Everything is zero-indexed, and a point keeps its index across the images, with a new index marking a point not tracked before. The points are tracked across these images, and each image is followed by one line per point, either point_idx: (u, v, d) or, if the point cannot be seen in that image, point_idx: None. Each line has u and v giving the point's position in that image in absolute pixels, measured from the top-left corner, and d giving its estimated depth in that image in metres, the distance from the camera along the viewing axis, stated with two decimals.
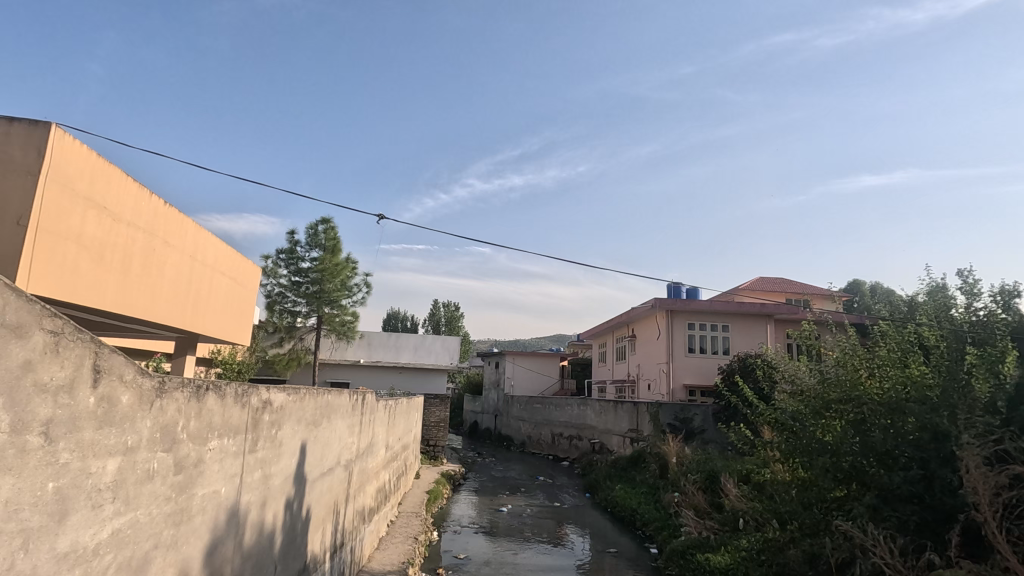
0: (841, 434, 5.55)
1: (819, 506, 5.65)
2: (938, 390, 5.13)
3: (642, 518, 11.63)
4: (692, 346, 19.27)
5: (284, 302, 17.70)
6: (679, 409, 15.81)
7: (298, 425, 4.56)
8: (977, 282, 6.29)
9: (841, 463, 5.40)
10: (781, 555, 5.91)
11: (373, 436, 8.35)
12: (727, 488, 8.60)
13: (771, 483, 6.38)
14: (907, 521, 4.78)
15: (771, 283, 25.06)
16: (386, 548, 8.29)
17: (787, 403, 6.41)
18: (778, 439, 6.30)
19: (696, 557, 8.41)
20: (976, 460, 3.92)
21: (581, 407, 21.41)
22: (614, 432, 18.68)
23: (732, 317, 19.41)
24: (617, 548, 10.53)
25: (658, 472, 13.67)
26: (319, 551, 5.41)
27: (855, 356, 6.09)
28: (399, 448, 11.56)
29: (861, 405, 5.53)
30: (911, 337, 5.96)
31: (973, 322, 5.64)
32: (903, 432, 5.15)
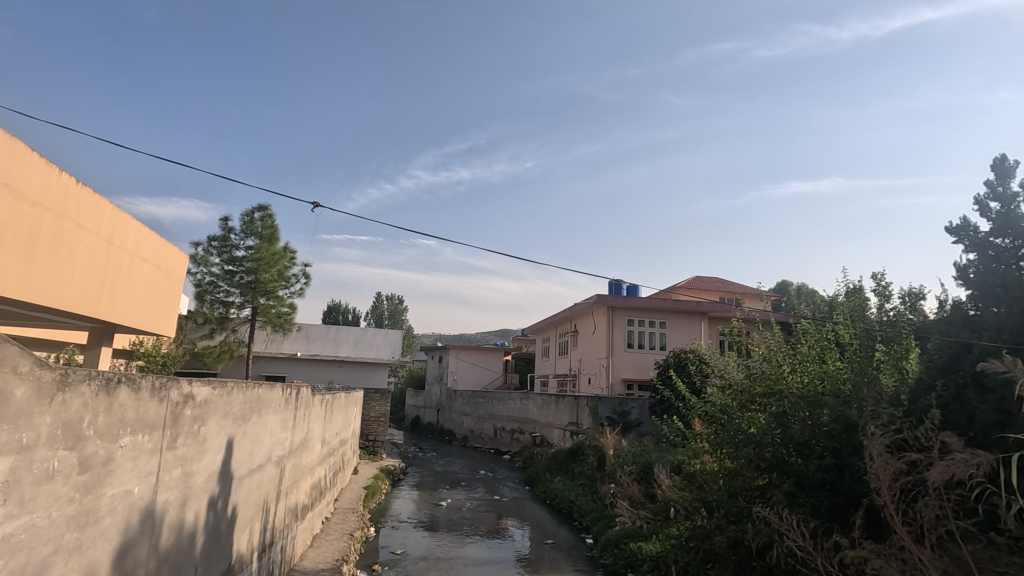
0: (764, 425, 5.87)
1: (743, 494, 5.97)
2: (850, 383, 5.52)
3: (579, 510, 11.91)
4: (631, 341, 19.86)
5: (215, 292, 16.82)
6: (618, 403, 16.25)
7: (224, 420, 4.35)
8: (889, 285, 6.82)
9: (763, 453, 5.72)
10: (707, 541, 6.32)
11: (308, 431, 8.07)
12: (660, 479, 8.96)
13: (700, 473, 6.69)
14: (820, 506, 5.09)
15: (707, 283, 26.11)
16: (319, 546, 8.07)
17: (717, 396, 6.71)
18: (708, 432, 6.60)
19: (629, 546, 8.66)
20: (879, 448, 4.21)
21: (523, 401, 21.61)
22: (554, 426, 18.98)
23: (670, 314, 20.09)
24: (554, 539, 10.70)
25: (595, 464, 14.04)
26: (246, 550, 5.19)
27: (779, 353, 6.48)
28: (336, 443, 11.29)
29: (782, 398, 5.87)
30: (829, 335, 6.37)
31: (885, 322, 6.14)
32: (819, 423, 5.51)
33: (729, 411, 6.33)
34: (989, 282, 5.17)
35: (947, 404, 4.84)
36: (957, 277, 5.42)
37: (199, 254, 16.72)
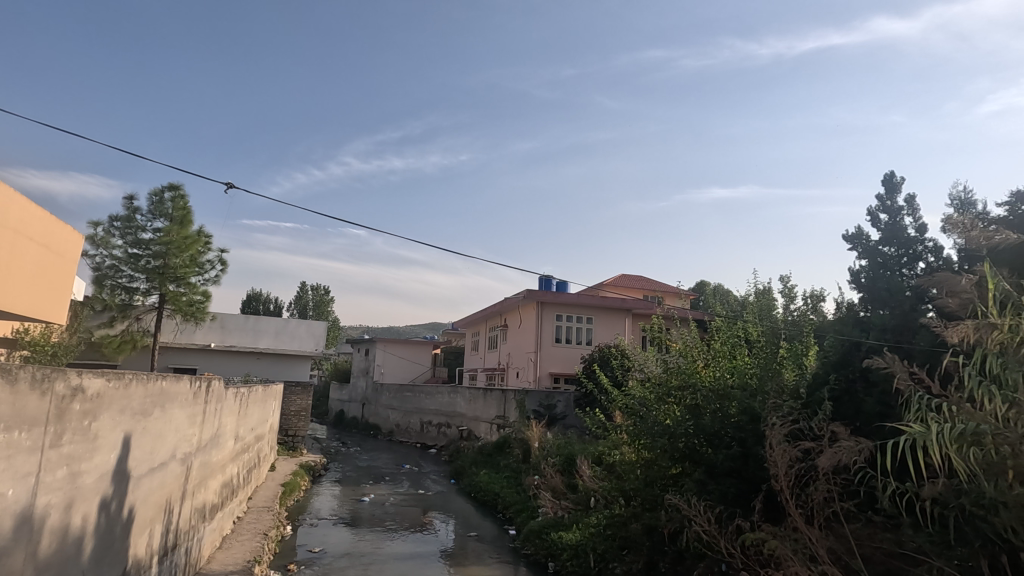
0: (678, 417, 6.18)
1: (658, 483, 6.27)
2: (756, 377, 5.91)
3: (504, 502, 12.06)
4: (559, 336, 20.27)
5: (117, 276, 15.47)
6: (544, 396, 16.54)
7: (121, 415, 4.01)
8: (794, 287, 7.37)
9: (676, 444, 6.03)
10: (625, 528, 6.57)
11: (220, 426, 7.61)
12: (581, 470, 9.26)
13: (619, 463, 6.93)
14: (726, 493, 5.43)
15: (631, 281, 27.04)
16: (229, 547, 7.67)
17: (637, 389, 6.98)
18: (627, 424, 6.85)
19: (550, 536, 8.84)
20: (778, 437, 4.54)
21: (451, 395, 21.50)
22: (482, 419, 19.09)
23: (597, 310, 20.62)
24: (478, 531, 10.75)
25: (521, 457, 14.25)
26: (145, 554, 4.82)
27: (695, 349, 6.82)
28: (251, 439, 10.73)
29: (696, 391, 6.19)
30: (739, 333, 6.78)
31: (789, 321, 6.66)
32: (727, 415, 5.86)
33: (648, 403, 6.61)
34: (878, 287, 5.79)
35: (838, 397, 5.32)
36: (851, 281, 6.01)
37: (98, 234, 15.29)
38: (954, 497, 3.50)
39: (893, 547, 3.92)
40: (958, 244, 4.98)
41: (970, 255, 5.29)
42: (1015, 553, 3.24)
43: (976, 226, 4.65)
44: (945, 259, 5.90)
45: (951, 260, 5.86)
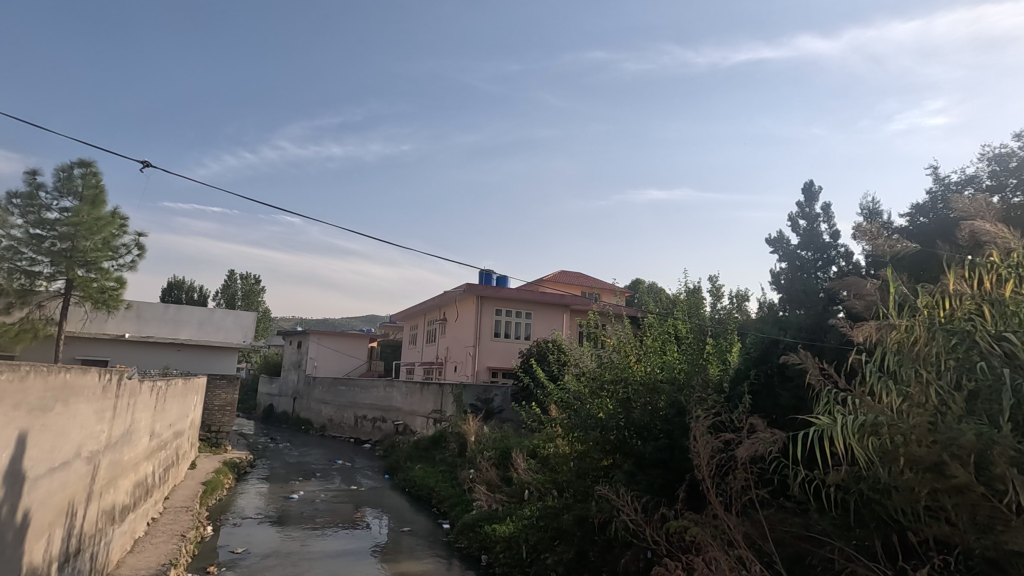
0: (610, 410, 6.35)
1: (589, 474, 6.43)
2: (683, 371, 6.17)
3: (438, 496, 12.00)
4: (498, 331, 20.34)
5: (16, 259, 14.10)
6: (482, 391, 16.56)
7: (14, 411, 3.66)
8: (721, 287, 7.76)
9: (608, 436, 6.21)
10: (556, 519, 6.68)
11: (133, 422, 7.10)
12: (517, 463, 9.35)
13: (553, 456, 7.04)
14: (653, 483, 5.65)
15: (570, 277, 27.50)
16: (142, 550, 7.19)
17: (572, 383, 7.12)
18: (561, 417, 6.97)
19: (484, 529, 8.89)
20: (702, 429, 4.75)
21: (387, 389, 21.12)
22: (418, 413, 18.89)
23: (536, 306, 20.79)
24: (411, 526, 10.64)
25: (456, 451, 14.21)
26: (41, 563, 4.43)
27: (628, 344, 7.01)
28: (169, 435, 10.08)
29: (627, 385, 6.37)
30: (670, 329, 7.05)
31: (715, 319, 7.00)
32: (656, 408, 6.09)
33: (582, 397, 6.75)
34: (796, 288, 6.25)
35: (757, 391, 5.65)
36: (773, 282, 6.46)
37: None
38: (854, 482, 3.82)
39: (801, 530, 4.22)
40: (866, 251, 5.41)
41: (876, 260, 5.76)
42: (904, 533, 3.57)
43: (881, 235, 5.05)
44: (854, 264, 6.41)
45: (860, 264, 6.36)
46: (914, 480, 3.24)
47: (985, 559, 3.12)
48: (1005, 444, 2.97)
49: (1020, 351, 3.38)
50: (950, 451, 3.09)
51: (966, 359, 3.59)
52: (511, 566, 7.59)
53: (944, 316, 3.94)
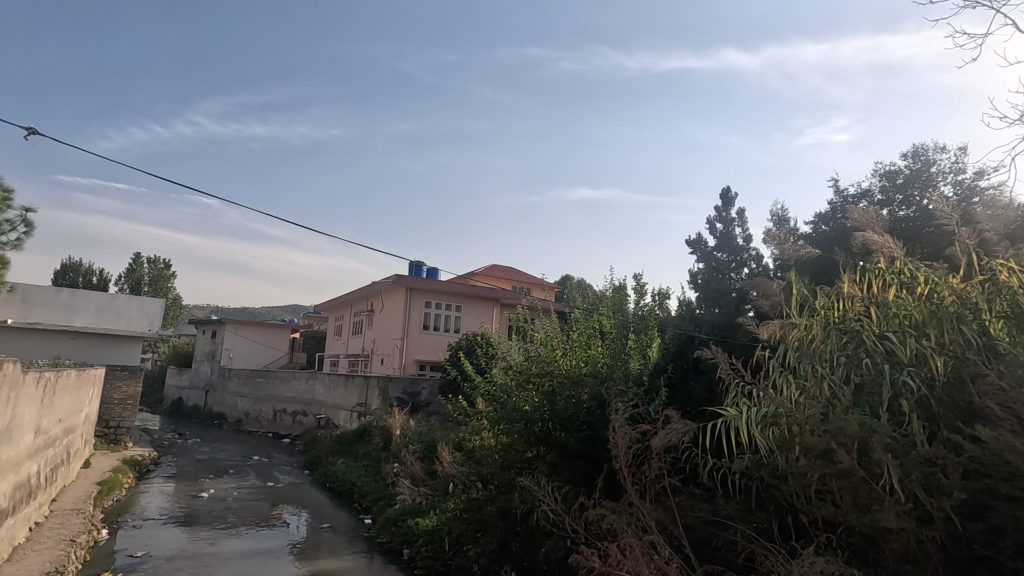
0: (535, 403, 6.45)
1: (514, 466, 6.52)
2: (606, 366, 6.37)
3: (360, 491, 11.74)
4: (426, 323, 20.12)
5: None
6: (409, 383, 16.34)
7: None
8: (644, 284, 8.08)
9: (532, 428, 6.32)
10: (480, 511, 6.70)
11: (12, 418, 6.40)
12: (442, 456, 9.29)
13: (478, 449, 7.04)
14: (574, 473, 5.83)
15: (501, 271, 27.61)
16: (22, 558, 6.52)
17: (499, 376, 7.16)
18: (487, 410, 7.01)
19: (407, 523, 8.79)
20: (620, 420, 4.94)
21: (309, 381, 20.32)
22: (341, 407, 18.36)
23: (466, 299, 20.70)
24: (331, 523, 10.33)
25: (380, 445, 13.93)
26: None
27: (556, 339, 7.13)
28: (58, 432, 9.18)
29: (553, 379, 6.49)
30: (595, 325, 7.22)
31: (638, 315, 7.29)
32: (579, 401, 6.25)
33: (509, 390, 6.81)
34: (711, 287, 6.72)
35: (673, 384, 5.95)
36: (691, 283, 7.07)
37: None
38: (756, 470, 4.11)
39: (708, 515, 4.49)
40: (774, 256, 5.81)
41: (782, 264, 6.21)
42: (797, 514, 3.89)
43: (787, 241, 5.44)
44: (764, 265, 6.95)
45: (768, 267, 6.80)
46: (806, 466, 3.52)
47: (862, 535, 3.46)
48: (882, 433, 3.30)
49: (898, 349, 3.77)
50: (837, 439, 3.40)
51: (854, 356, 3.96)
52: (434, 560, 7.54)
53: (838, 316, 4.31)
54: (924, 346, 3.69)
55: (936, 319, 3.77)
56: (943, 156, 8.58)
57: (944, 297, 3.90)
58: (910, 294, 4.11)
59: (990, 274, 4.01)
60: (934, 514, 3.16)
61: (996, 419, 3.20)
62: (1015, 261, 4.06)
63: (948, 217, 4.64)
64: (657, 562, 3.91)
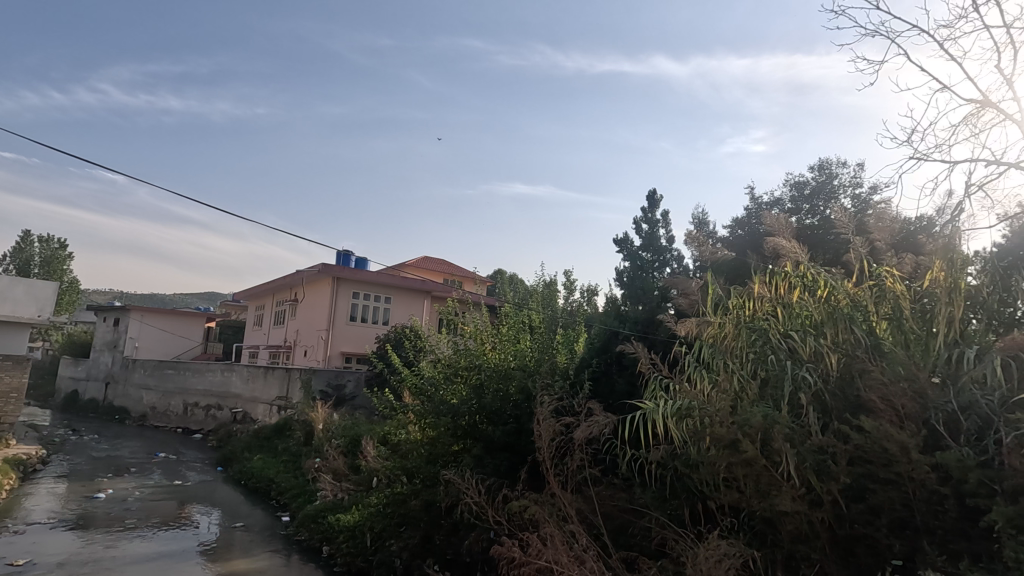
0: (462, 396, 6.45)
1: (439, 460, 6.48)
2: (534, 360, 6.47)
3: (279, 487, 11.26)
4: (354, 315, 19.56)
5: None
6: (333, 376, 15.84)
7: None
8: (574, 281, 8.26)
9: (459, 421, 6.32)
10: (403, 506, 6.60)
11: None
12: (366, 451, 9.08)
13: (402, 442, 6.93)
14: (500, 466, 5.91)
15: (434, 264, 27.28)
16: None
17: (427, 369, 7.09)
18: (414, 403, 6.93)
19: (327, 519, 8.53)
20: (545, 413, 5.02)
21: (225, 373, 19.20)
22: (260, 400, 17.51)
23: (395, 290, 20.28)
24: (245, 522, 9.83)
25: (301, 440, 13.41)
26: None
27: (485, 332, 7.13)
28: None
29: (481, 372, 6.50)
30: (525, 320, 7.27)
31: (566, 310, 7.47)
32: (506, 394, 6.31)
33: (437, 383, 6.76)
34: (635, 286, 7.01)
35: (597, 378, 6.16)
36: (616, 281, 7.34)
37: None
38: (670, 459, 4.34)
39: (626, 503, 4.68)
40: (694, 257, 6.12)
41: (701, 265, 6.56)
42: (705, 501, 4.13)
43: (706, 243, 5.75)
44: (684, 266, 7.33)
45: (689, 267, 7.15)
46: (715, 455, 3.74)
47: (762, 519, 3.72)
48: (782, 424, 3.59)
49: (799, 346, 4.10)
50: (744, 430, 3.65)
51: (761, 352, 4.26)
52: (355, 556, 7.37)
53: (748, 315, 4.61)
54: (821, 344, 4.03)
55: (832, 319, 4.12)
56: (845, 171, 9.35)
57: (839, 299, 4.28)
58: (810, 296, 4.46)
59: (877, 280, 4.43)
60: (824, 497, 3.46)
61: (878, 410, 3.56)
62: (899, 268, 4.51)
63: (846, 227, 5.08)
64: (575, 550, 4.03)
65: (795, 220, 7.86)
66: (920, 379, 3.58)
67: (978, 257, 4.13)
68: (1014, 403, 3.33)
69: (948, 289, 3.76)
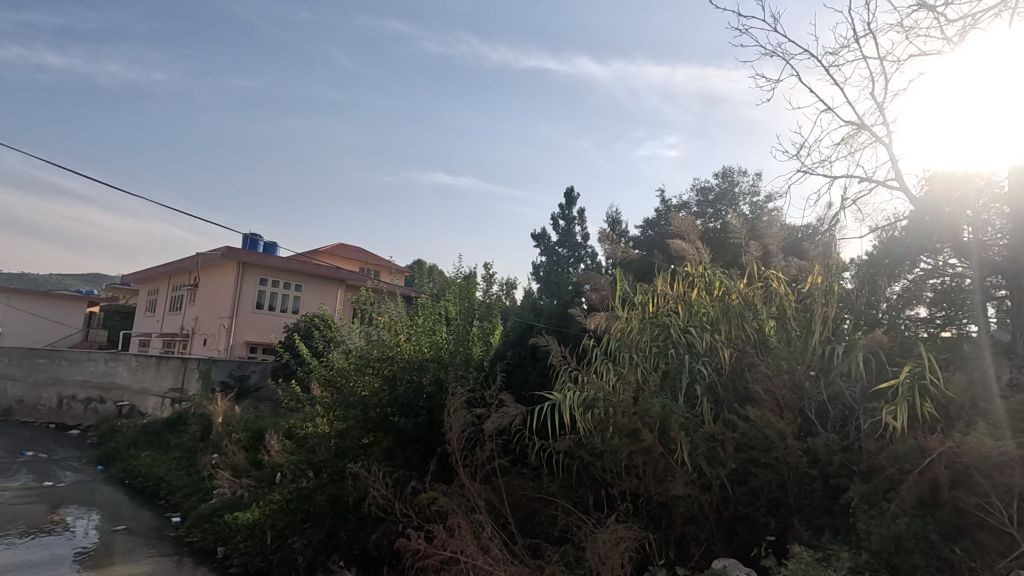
0: (374, 388, 6.30)
1: (346, 454, 6.28)
2: (450, 351, 6.45)
3: (169, 486, 10.46)
4: (261, 302, 18.49)
5: None
6: (235, 366, 14.91)
7: None
8: (493, 273, 8.28)
9: (369, 414, 6.18)
10: (308, 501, 6.34)
11: None
12: (269, 445, 8.65)
13: (308, 436, 6.65)
14: (410, 458, 5.86)
15: (350, 252, 26.38)
16: None
17: (337, 360, 6.83)
18: (323, 394, 6.68)
19: (223, 518, 8.03)
20: (457, 404, 5.02)
21: (109, 363, 17.48)
22: (151, 392, 16.14)
23: (307, 278, 19.36)
24: (129, 524, 9.02)
25: (197, 434, 12.53)
26: None
27: (400, 323, 6.98)
28: None
29: (394, 363, 6.38)
30: (441, 311, 7.21)
31: (484, 303, 7.49)
32: (420, 385, 6.25)
33: (347, 374, 6.54)
34: (551, 281, 7.17)
35: (511, 370, 6.27)
36: (533, 275, 7.46)
37: None
38: (577, 449, 4.50)
39: (534, 492, 4.79)
40: (606, 255, 6.36)
41: (613, 262, 6.83)
42: (608, 488, 4.32)
43: (618, 242, 5.99)
44: (598, 263, 7.56)
45: (602, 264, 7.42)
46: (618, 444, 3.92)
47: (658, 503, 3.95)
48: (678, 413, 3.85)
49: (697, 341, 4.39)
50: (644, 420, 3.88)
51: (662, 347, 4.53)
52: (253, 556, 7.00)
53: (653, 311, 4.87)
54: (716, 340, 4.36)
55: (726, 317, 4.45)
56: (746, 180, 10.08)
57: (733, 298, 4.62)
58: (709, 295, 4.79)
59: (766, 282, 4.83)
60: (712, 481, 3.74)
61: (762, 400, 3.89)
62: (785, 271, 4.94)
63: (742, 232, 5.48)
64: (481, 540, 4.08)
65: (701, 224, 8.37)
66: (798, 372, 3.97)
67: (851, 264, 4.64)
68: (872, 393, 3.78)
69: (823, 292, 4.20)
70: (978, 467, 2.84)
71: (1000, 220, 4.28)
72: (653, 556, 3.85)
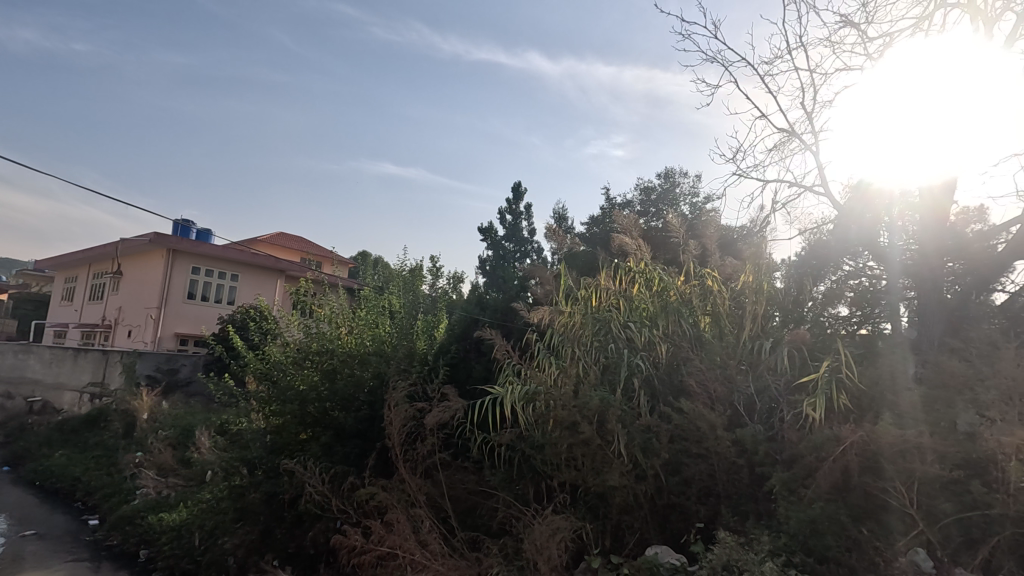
0: (312, 382, 6.11)
1: (282, 450, 6.06)
2: (392, 345, 6.34)
3: (87, 487, 9.79)
4: (192, 292, 17.54)
5: None
6: (164, 360, 14.10)
7: None
8: (439, 266, 8.21)
9: (307, 409, 5.99)
10: (241, 499, 6.08)
11: None
12: (199, 441, 8.25)
13: (242, 431, 6.39)
14: (350, 454, 5.71)
15: (291, 241, 25.46)
16: None
17: (274, 353, 6.59)
18: (258, 389, 6.44)
19: (146, 520, 7.60)
20: (398, 399, 4.95)
21: (19, 355, 16.13)
22: (67, 387, 15.02)
23: (243, 267, 18.51)
24: (40, 528, 8.39)
25: (120, 432, 11.78)
26: None
27: (341, 316, 6.81)
28: None
29: (333, 357, 6.22)
30: (384, 305, 7.07)
31: (429, 297, 7.42)
32: (361, 380, 6.10)
33: (284, 368, 6.33)
34: (497, 275, 7.17)
35: (455, 364, 6.23)
36: (479, 269, 7.43)
37: None
38: (518, 442, 4.53)
39: (475, 485, 4.79)
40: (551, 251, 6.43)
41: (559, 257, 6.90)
42: (548, 480, 4.37)
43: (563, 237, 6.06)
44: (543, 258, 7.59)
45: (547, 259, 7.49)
46: (558, 437, 4.00)
47: (596, 494, 4.04)
48: (616, 406, 3.95)
49: (635, 336, 4.52)
50: (583, 413, 3.97)
51: (603, 341, 4.64)
52: (179, 558, 6.67)
53: (594, 306, 4.96)
54: (654, 334, 4.50)
55: (664, 313, 4.61)
56: (687, 181, 10.42)
57: (671, 294, 4.78)
58: (649, 291, 4.93)
59: (701, 280, 5.03)
60: (647, 471, 3.87)
61: (695, 394, 4.05)
62: (720, 270, 5.15)
63: (681, 231, 5.68)
64: (420, 535, 4.05)
65: (643, 223, 8.60)
66: (730, 367, 4.14)
67: (782, 264, 4.89)
68: (795, 386, 4.01)
69: (754, 290, 4.42)
70: (886, 454, 3.07)
71: (911, 226, 4.64)
72: (590, 544, 3.94)
